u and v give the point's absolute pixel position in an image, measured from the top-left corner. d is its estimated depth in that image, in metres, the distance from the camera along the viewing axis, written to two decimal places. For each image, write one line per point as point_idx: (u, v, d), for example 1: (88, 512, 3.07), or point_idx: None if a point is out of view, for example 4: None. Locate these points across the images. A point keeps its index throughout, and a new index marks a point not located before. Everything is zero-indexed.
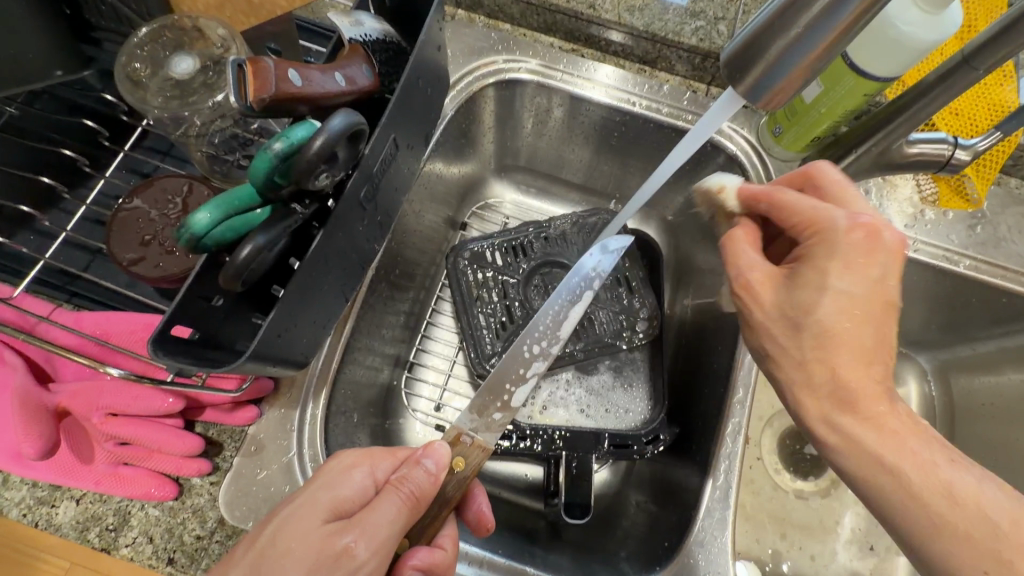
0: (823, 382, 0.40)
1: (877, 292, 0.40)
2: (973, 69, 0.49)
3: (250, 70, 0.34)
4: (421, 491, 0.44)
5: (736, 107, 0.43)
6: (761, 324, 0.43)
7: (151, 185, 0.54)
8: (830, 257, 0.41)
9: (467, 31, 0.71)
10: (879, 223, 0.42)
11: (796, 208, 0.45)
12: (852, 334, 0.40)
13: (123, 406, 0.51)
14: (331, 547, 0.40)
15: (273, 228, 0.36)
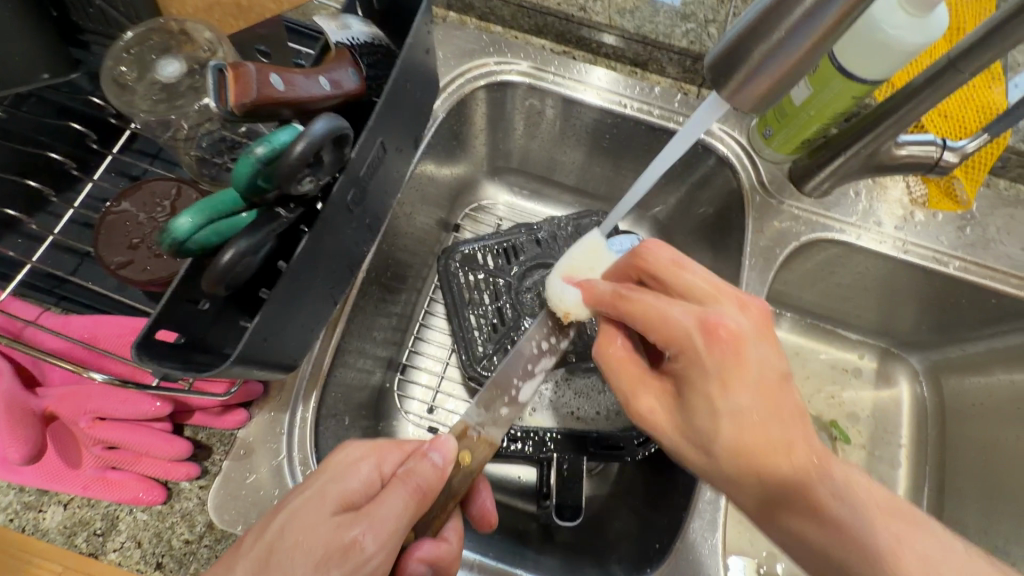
0: (752, 489, 0.39)
1: (763, 387, 0.39)
2: (960, 71, 0.49)
3: (232, 74, 0.34)
4: (428, 484, 0.44)
5: (721, 111, 0.44)
6: (673, 449, 0.42)
7: (140, 188, 0.54)
8: (701, 369, 0.40)
9: (459, 33, 0.71)
10: (730, 317, 0.40)
11: (648, 317, 0.42)
12: (757, 443, 0.38)
13: (112, 409, 0.51)
14: (339, 540, 0.39)
15: (256, 231, 0.36)
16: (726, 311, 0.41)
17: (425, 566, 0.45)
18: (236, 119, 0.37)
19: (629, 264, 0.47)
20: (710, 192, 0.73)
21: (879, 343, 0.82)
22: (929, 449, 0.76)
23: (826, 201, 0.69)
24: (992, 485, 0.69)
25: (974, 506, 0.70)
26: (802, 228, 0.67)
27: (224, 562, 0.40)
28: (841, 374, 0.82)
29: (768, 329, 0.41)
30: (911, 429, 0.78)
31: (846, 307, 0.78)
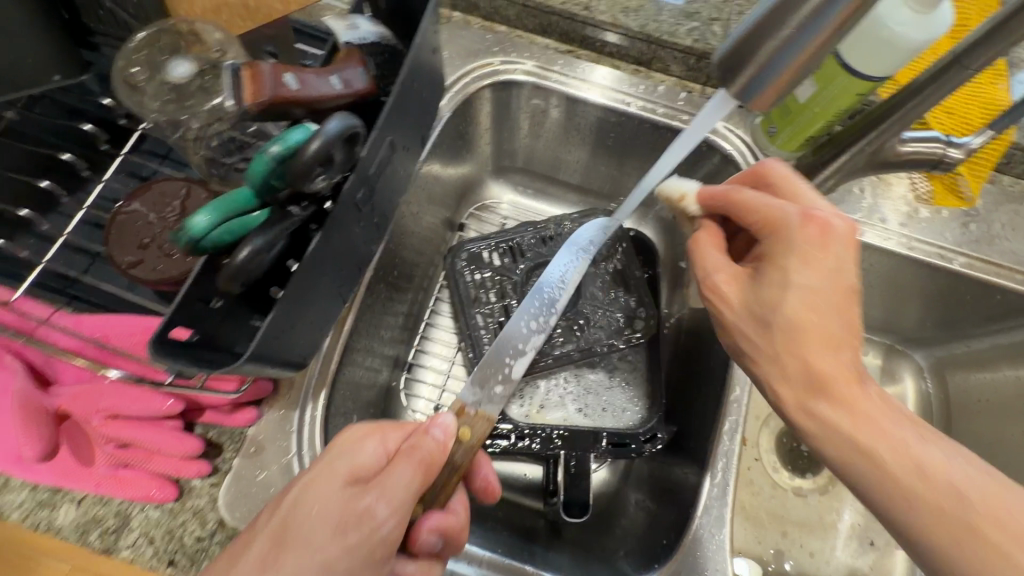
0: (797, 374, 0.40)
1: (837, 282, 0.41)
2: (964, 68, 0.49)
3: (249, 74, 0.35)
4: (433, 458, 0.44)
5: (727, 109, 0.44)
6: (729, 323, 0.45)
7: (150, 189, 0.54)
8: (786, 252, 0.42)
9: (464, 33, 0.72)
10: (831, 216, 0.43)
11: (755, 205, 0.46)
12: (817, 325, 0.40)
13: (123, 408, 0.51)
14: (354, 510, 0.40)
15: (269, 230, 0.36)
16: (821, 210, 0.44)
17: (436, 537, 0.45)
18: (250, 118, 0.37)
19: (751, 174, 0.52)
20: None
21: (884, 340, 0.82)
22: None
23: (830, 198, 0.69)
24: None
25: None
26: None
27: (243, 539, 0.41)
28: None
29: (855, 240, 0.42)
30: None
31: None
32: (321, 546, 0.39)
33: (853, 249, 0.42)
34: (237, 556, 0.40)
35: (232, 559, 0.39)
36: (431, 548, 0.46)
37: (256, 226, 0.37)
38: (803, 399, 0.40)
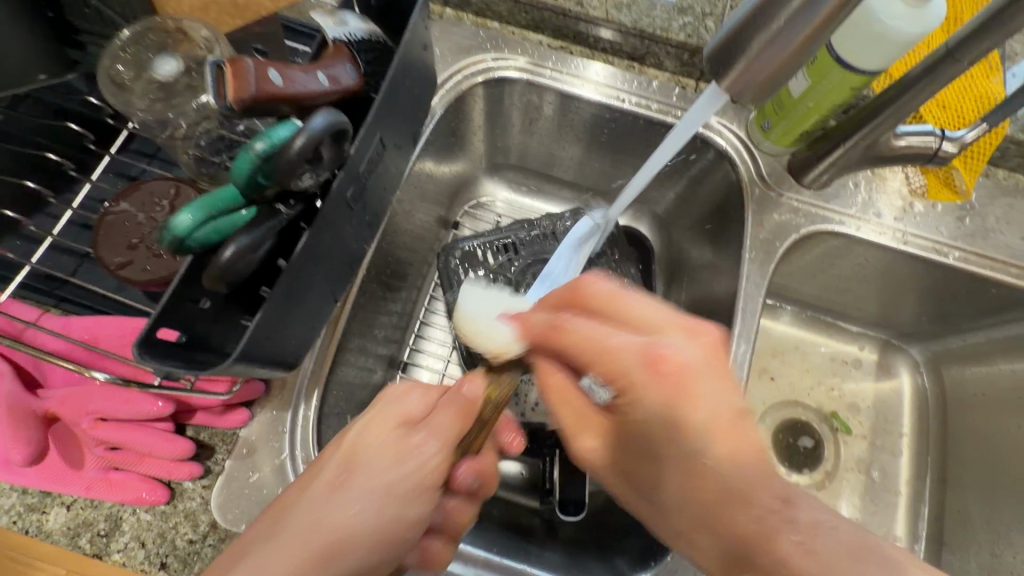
0: (703, 556, 0.37)
1: (721, 432, 0.36)
2: (958, 60, 0.49)
3: (232, 70, 0.34)
4: (469, 410, 0.44)
5: (720, 102, 0.45)
6: (619, 492, 0.42)
7: (139, 188, 0.53)
8: (644, 408, 0.37)
9: (456, 30, 0.71)
10: (675, 345, 0.37)
11: (590, 348, 0.39)
12: (706, 483, 0.36)
13: (113, 410, 0.51)
14: (409, 446, 0.43)
15: (255, 228, 0.36)
16: (637, 340, 0.38)
17: (473, 476, 0.46)
18: (235, 115, 0.37)
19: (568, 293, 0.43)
20: (709, 185, 0.73)
21: (880, 335, 0.82)
22: (931, 440, 0.77)
23: (825, 193, 0.69)
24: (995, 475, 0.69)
25: (976, 495, 0.70)
26: (802, 220, 0.68)
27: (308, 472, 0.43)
28: (841, 367, 0.82)
29: (719, 352, 0.38)
30: (912, 420, 0.79)
31: (847, 299, 0.78)
32: (383, 474, 0.42)
33: (721, 375, 0.37)
34: (300, 493, 0.42)
35: (300, 489, 0.42)
36: (467, 488, 0.46)
37: (242, 225, 0.37)
38: (724, 573, 0.37)
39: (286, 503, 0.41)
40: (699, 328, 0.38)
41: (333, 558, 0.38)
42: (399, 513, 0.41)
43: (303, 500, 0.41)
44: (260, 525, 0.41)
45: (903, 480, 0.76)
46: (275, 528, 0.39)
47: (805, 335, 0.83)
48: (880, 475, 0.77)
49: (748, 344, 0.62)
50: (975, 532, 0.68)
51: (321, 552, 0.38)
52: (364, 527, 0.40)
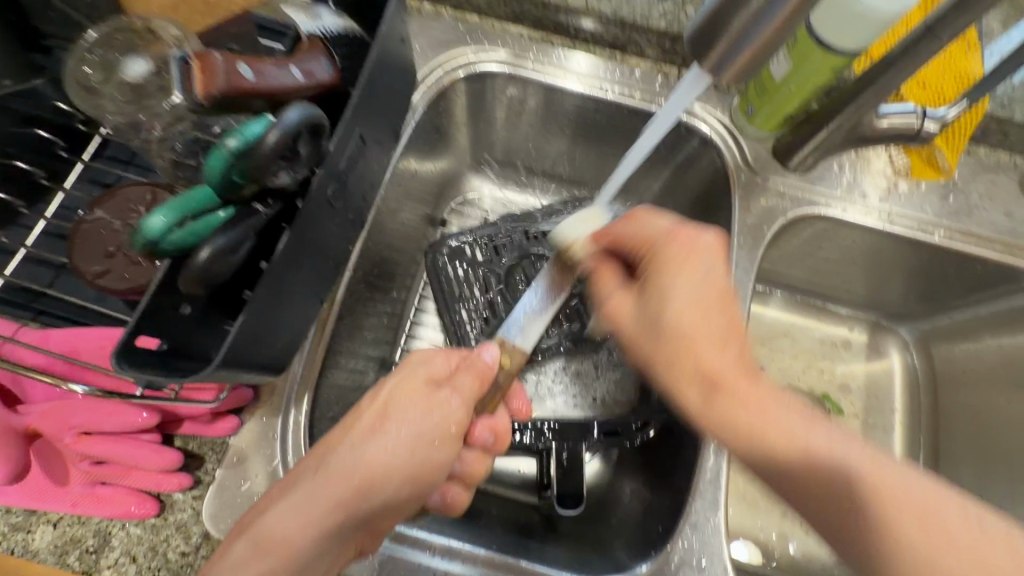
0: (691, 373, 0.42)
1: (711, 289, 0.43)
2: (936, 36, 0.49)
3: (200, 65, 0.33)
4: (485, 376, 0.49)
5: (701, 86, 0.45)
6: (631, 333, 0.46)
7: (114, 196, 0.52)
8: (665, 264, 0.44)
9: (435, 24, 0.70)
10: (694, 229, 0.45)
11: (627, 232, 0.48)
12: (703, 329, 0.42)
13: (97, 423, 0.50)
14: (436, 401, 0.46)
15: (233, 228, 0.35)
16: (694, 232, 0.45)
17: (489, 433, 0.50)
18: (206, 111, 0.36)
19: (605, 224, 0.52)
20: (695, 173, 0.73)
21: (869, 316, 0.83)
22: (923, 417, 0.77)
23: (810, 176, 0.69)
24: (986, 449, 0.70)
25: (969, 470, 0.71)
26: (789, 204, 0.68)
27: (347, 419, 0.46)
28: (831, 349, 0.83)
29: (723, 249, 0.44)
30: (904, 399, 0.79)
31: (835, 282, 0.79)
32: (414, 424, 0.44)
33: (724, 259, 0.44)
34: (335, 443, 0.44)
35: (339, 435, 0.45)
36: (483, 443, 0.50)
37: (219, 225, 0.35)
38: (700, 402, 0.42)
39: (325, 453, 0.44)
40: (713, 225, 0.45)
41: (371, 494, 0.42)
42: (431, 456, 0.45)
43: (343, 448, 0.44)
44: (304, 469, 0.44)
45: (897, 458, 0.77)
46: (321, 469, 0.43)
47: (797, 320, 0.84)
48: None
49: None
50: None
51: (360, 491, 0.42)
52: (397, 464, 0.43)
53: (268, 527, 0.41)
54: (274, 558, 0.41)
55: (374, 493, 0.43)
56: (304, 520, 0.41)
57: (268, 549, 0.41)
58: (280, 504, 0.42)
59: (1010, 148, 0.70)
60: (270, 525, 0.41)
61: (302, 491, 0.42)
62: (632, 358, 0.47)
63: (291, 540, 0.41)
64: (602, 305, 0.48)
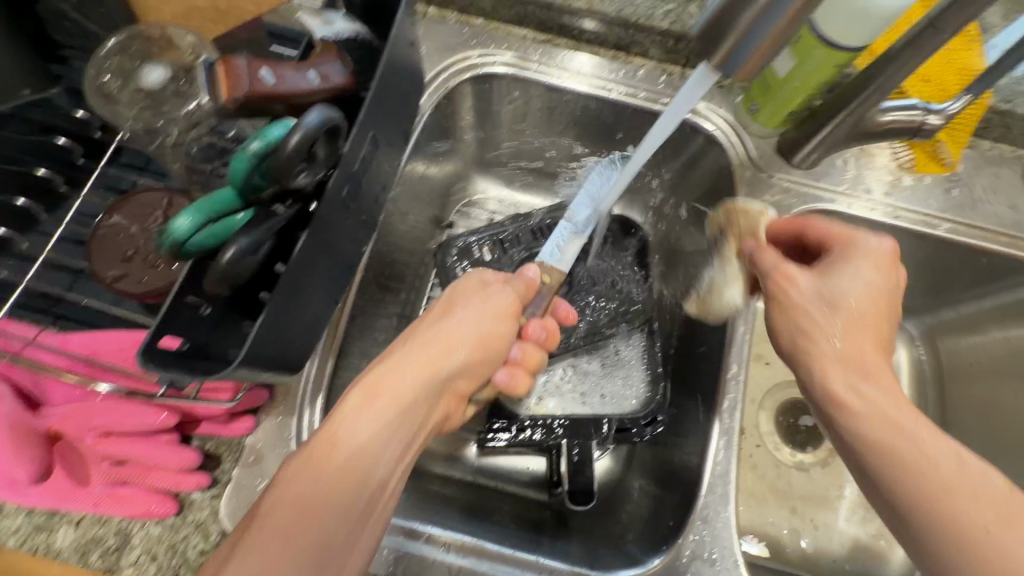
0: (849, 352, 0.46)
1: (880, 294, 0.48)
2: (939, 33, 0.49)
3: (223, 69, 0.35)
4: (529, 289, 0.60)
5: (709, 81, 0.44)
6: (797, 302, 0.49)
7: (129, 201, 0.53)
8: (857, 259, 0.49)
9: (441, 28, 0.71)
10: (887, 241, 0.50)
11: (820, 229, 0.53)
12: (870, 320, 0.47)
13: (116, 425, 0.50)
14: (491, 291, 0.57)
15: (257, 227, 0.36)
16: (863, 240, 0.50)
17: (541, 330, 0.60)
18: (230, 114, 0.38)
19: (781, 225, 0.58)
20: (699, 171, 0.73)
21: None
22: (931, 411, 0.78)
23: (814, 172, 0.69)
24: (994, 442, 0.70)
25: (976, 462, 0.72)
26: (794, 201, 0.68)
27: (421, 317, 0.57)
28: None
29: (891, 264, 0.49)
30: (913, 393, 0.79)
31: None
32: (481, 305, 0.55)
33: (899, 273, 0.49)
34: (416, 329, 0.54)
35: (413, 330, 0.54)
36: (536, 339, 0.60)
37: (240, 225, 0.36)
38: (829, 367, 0.46)
39: (404, 343, 0.52)
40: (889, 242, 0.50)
41: (450, 353, 0.52)
42: (496, 330, 0.55)
43: (417, 337, 0.53)
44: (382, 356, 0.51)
45: None
46: (400, 354, 0.51)
47: None
48: None
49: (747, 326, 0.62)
50: None
51: (441, 352, 0.52)
52: (468, 334, 0.53)
53: (374, 386, 0.48)
54: (382, 410, 0.47)
55: (452, 355, 0.52)
56: (404, 380, 0.49)
57: (380, 403, 0.47)
58: (376, 376, 0.49)
59: (1013, 141, 0.71)
60: (376, 385, 0.48)
61: (397, 362, 0.50)
62: (781, 327, 0.50)
63: (397, 395, 0.48)
64: (769, 278, 0.52)
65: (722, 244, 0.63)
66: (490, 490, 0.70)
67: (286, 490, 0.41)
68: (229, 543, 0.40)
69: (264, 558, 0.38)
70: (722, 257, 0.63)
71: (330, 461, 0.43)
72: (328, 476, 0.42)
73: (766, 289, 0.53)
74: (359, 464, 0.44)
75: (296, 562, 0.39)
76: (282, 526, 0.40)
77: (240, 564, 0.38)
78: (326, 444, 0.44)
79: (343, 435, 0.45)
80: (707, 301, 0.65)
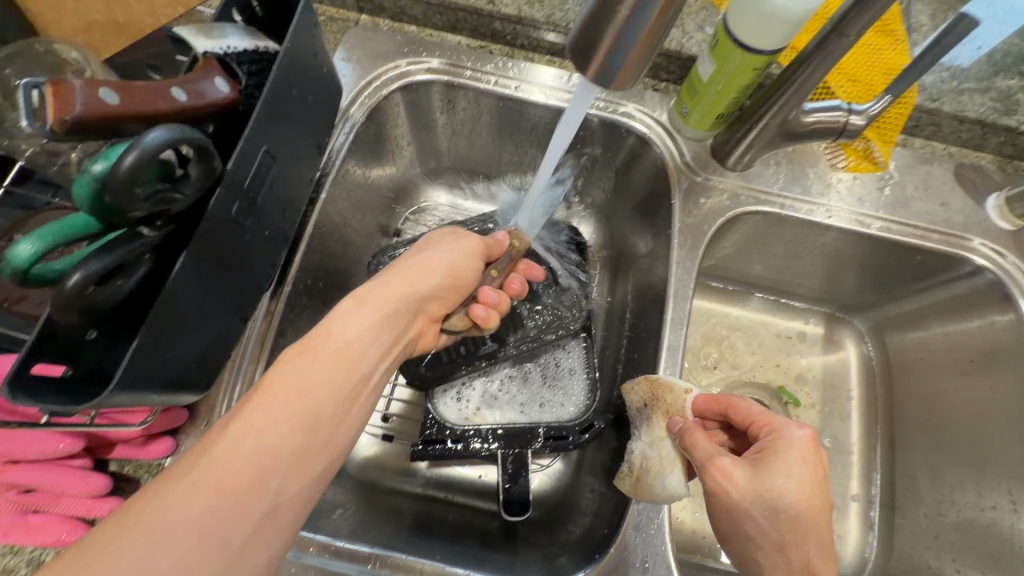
0: (796, 565, 0.42)
1: (816, 487, 0.43)
2: (843, 35, 0.50)
3: (50, 90, 0.29)
4: (491, 250, 0.62)
5: (593, 93, 0.51)
6: (737, 505, 0.44)
7: (38, 218, 0.53)
8: (788, 450, 0.45)
9: (372, 35, 0.70)
10: (808, 426, 0.46)
11: (750, 411, 0.50)
12: (813, 522, 0.42)
13: (20, 452, 0.48)
14: (457, 237, 0.60)
15: (109, 253, 0.33)
16: (789, 427, 0.47)
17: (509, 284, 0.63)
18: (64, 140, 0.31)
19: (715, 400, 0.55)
20: (638, 173, 0.73)
21: (825, 308, 0.83)
22: (879, 407, 0.78)
23: (749, 173, 0.69)
24: (936, 437, 0.71)
25: (922, 456, 0.72)
26: (729, 203, 0.68)
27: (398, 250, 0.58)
28: (787, 343, 0.83)
29: (819, 452, 0.45)
30: (861, 389, 0.80)
31: (788, 278, 0.80)
32: (452, 245, 0.59)
33: (825, 461, 0.45)
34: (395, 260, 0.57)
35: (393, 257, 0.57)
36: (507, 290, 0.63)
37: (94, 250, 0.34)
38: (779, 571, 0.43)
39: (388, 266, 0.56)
40: (813, 429, 0.46)
41: (428, 276, 0.55)
42: (465, 264, 0.58)
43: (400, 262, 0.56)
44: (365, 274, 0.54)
45: (854, 447, 0.78)
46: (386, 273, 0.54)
47: (753, 316, 0.84)
48: (831, 442, 0.78)
49: (682, 328, 0.62)
50: (921, 493, 0.70)
51: (423, 273, 0.54)
52: (443, 264, 0.56)
53: (358, 299, 0.51)
54: (367, 319, 0.50)
55: (432, 278, 0.55)
56: (390, 294, 0.52)
57: (367, 308, 0.50)
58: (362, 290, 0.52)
59: (943, 138, 0.73)
60: (361, 295, 0.51)
61: (381, 281, 0.53)
62: (726, 530, 0.46)
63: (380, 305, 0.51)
64: (704, 471, 0.47)
65: (649, 419, 0.57)
66: (435, 501, 0.70)
67: (286, 366, 0.43)
68: (224, 416, 0.41)
69: (270, 416, 0.40)
70: (648, 433, 0.57)
71: (322, 349, 0.46)
72: (324, 362, 0.45)
73: (704, 483, 0.47)
74: (347, 357, 0.47)
75: (295, 423, 0.41)
76: (281, 396, 0.42)
77: (246, 419, 0.40)
78: (319, 337, 0.46)
79: (335, 331, 0.48)
80: (641, 480, 0.54)
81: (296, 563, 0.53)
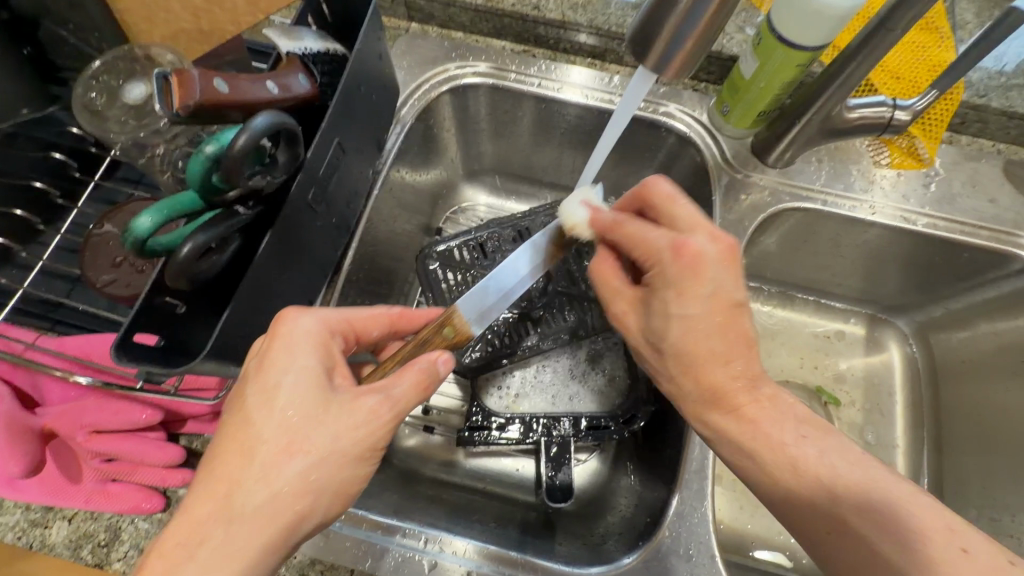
0: (691, 390, 0.45)
1: (717, 306, 0.43)
2: (891, 29, 0.51)
3: (176, 79, 0.34)
4: (403, 402, 0.42)
5: (650, 82, 0.50)
6: (636, 346, 0.49)
7: (121, 210, 0.59)
8: (665, 288, 0.44)
9: (421, 41, 0.74)
10: (697, 244, 0.43)
11: (631, 240, 0.46)
12: (700, 350, 0.44)
13: (105, 422, 0.53)
14: (345, 409, 0.40)
15: (213, 228, 0.37)
16: (664, 256, 0.44)
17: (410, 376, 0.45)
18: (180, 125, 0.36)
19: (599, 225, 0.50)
20: (678, 171, 0.75)
21: (866, 310, 0.83)
22: (924, 409, 0.76)
23: (790, 171, 0.70)
24: (987, 437, 0.69)
25: (972, 458, 0.70)
26: (770, 199, 0.69)
27: (239, 435, 0.39)
28: (828, 344, 0.82)
29: (729, 259, 0.43)
30: (904, 390, 0.79)
31: (829, 277, 0.79)
32: (340, 438, 0.39)
33: (728, 269, 0.43)
34: (234, 475, 0.37)
35: (242, 433, 0.39)
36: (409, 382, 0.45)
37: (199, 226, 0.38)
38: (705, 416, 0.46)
39: (227, 481, 0.37)
40: (706, 248, 0.43)
41: (309, 517, 0.39)
42: (356, 466, 0.40)
43: (247, 474, 0.38)
44: (194, 482, 0.38)
45: (900, 449, 0.76)
46: (228, 508, 0.37)
47: (790, 316, 0.83)
48: (875, 439, 0.76)
49: None
50: (972, 493, 0.68)
51: (298, 518, 0.38)
52: (326, 481, 0.39)
53: None
54: None
55: (319, 494, 0.39)
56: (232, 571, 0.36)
57: None
58: (179, 560, 0.36)
59: (991, 135, 0.72)
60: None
61: (209, 538, 0.36)
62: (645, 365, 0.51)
63: None
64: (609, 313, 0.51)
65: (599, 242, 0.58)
66: (477, 492, 0.71)
67: None
68: None
69: None
70: None
71: None
72: None
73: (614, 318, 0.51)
74: None
75: None
76: None
77: None
78: None
79: None
80: None
81: (349, 538, 0.55)
